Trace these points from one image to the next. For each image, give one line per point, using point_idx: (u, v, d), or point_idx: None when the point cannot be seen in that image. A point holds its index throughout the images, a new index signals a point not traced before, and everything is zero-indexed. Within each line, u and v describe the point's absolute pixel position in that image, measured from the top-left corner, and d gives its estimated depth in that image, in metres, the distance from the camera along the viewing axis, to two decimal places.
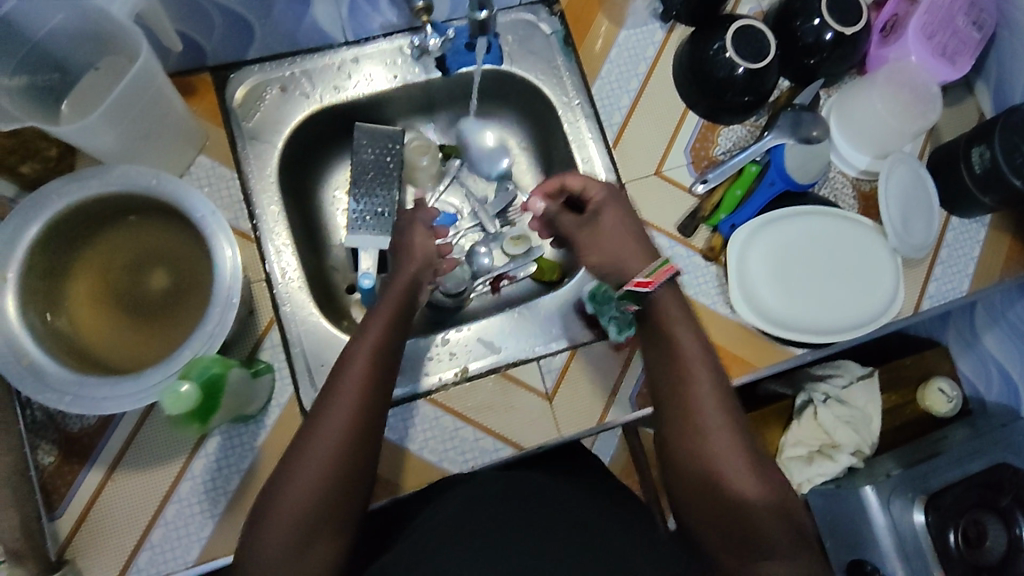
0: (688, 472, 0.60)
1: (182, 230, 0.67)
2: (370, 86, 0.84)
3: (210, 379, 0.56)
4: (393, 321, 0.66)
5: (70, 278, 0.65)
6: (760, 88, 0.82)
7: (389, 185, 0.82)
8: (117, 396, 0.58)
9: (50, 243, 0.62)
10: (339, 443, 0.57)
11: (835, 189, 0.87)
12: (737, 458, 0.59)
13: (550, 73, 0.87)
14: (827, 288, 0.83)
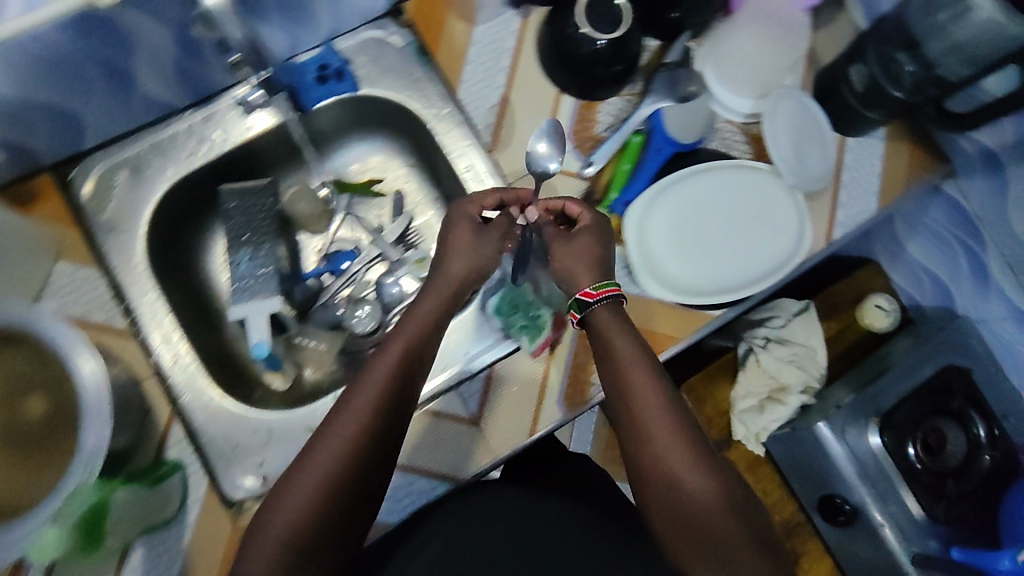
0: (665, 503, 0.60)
1: (36, 354, 0.62)
2: (228, 142, 0.79)
3: (91, 509, 0.61)
4: (419, 347, 0.64)
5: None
6: (626, 55, 0.79)
7: (271, 240, 0.78)
8: (17, 538, 0.59)
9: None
10: (348, 447, 0.57)
11: (724, 139, 0.85)
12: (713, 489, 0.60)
13: (412, 87, 0.82)
14: (734, 242, 0.81)
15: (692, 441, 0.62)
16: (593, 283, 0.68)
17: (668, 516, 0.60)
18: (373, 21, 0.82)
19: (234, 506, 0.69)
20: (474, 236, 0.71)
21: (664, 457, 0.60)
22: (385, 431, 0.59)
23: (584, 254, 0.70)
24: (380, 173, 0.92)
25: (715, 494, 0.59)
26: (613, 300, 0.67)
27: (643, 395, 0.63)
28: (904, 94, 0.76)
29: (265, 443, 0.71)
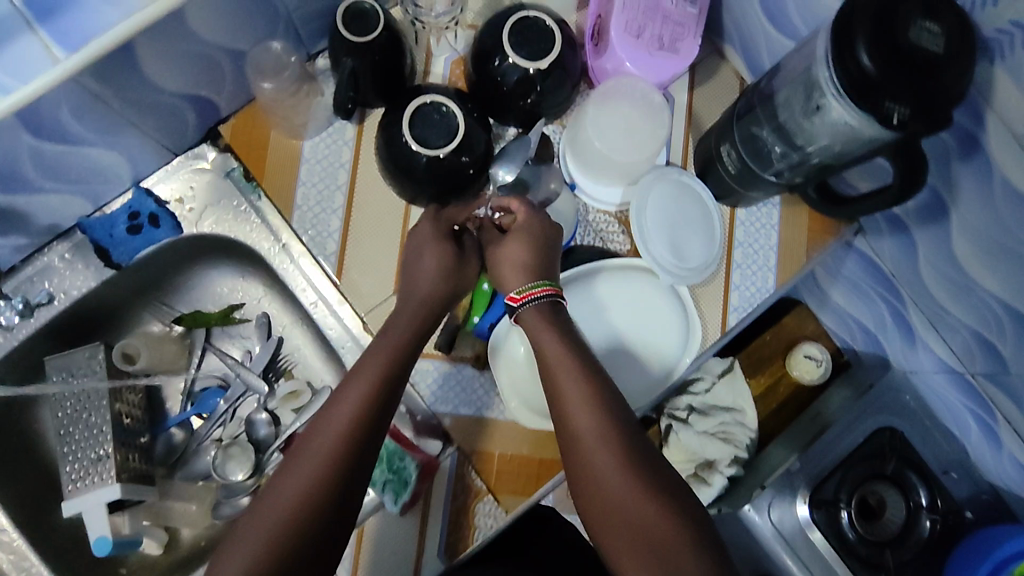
0: (604, 513, 0.55)
1: None
2: (46, 313, 0.73)
3: None
4: (399, 366, 0.60)
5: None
6: (475, 152, 0.69)
7: (99, 426, 0.74)
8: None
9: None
10: (332, 453, 0.54)
11: (599, 232, 0.77)
12: (647, 493, 0.54)
13: (239, 219, 0.76)
14: (622, 347, 0.75)
15: (628, 441, 0.57)
16: (518, 287, 0.66)
17: (609, 526, 0.54)
18: (191, 149, 0.76)
19: None
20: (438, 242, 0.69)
21: (598, 458, 0.56)
22: (356, 458, 0.55)
23: (511, 258, 0.67)
24: (242, 298, 0.84)
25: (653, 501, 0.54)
26: (538, 301, 0.64)
27: (574, 396, 0.59)
28: (778, 178, 0.69)
29: None
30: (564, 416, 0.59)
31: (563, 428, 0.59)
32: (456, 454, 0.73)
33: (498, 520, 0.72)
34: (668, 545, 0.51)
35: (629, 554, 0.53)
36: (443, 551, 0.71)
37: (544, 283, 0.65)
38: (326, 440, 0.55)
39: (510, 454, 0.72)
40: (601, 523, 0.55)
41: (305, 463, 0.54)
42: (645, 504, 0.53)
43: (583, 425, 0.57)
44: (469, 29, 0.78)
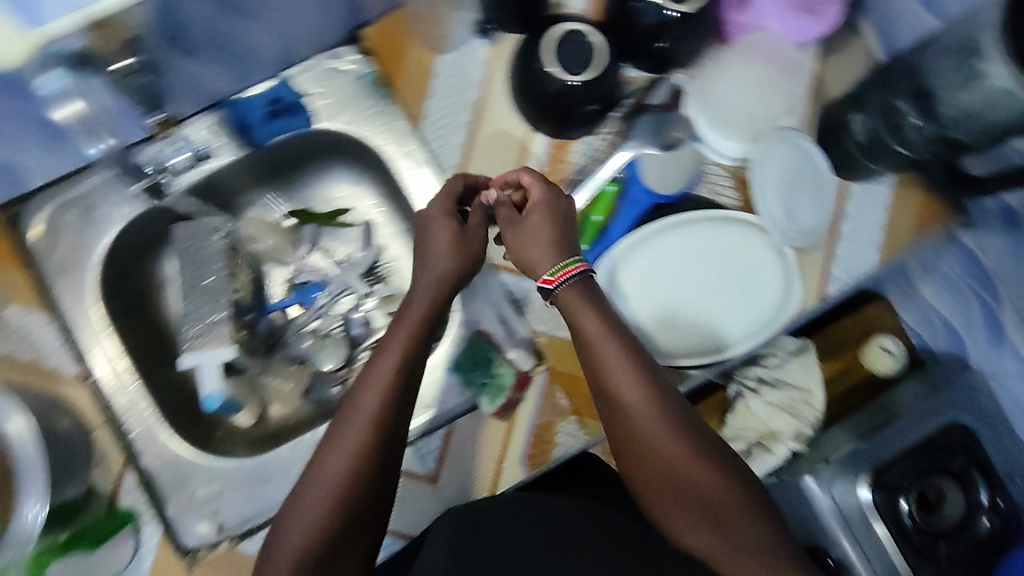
0: (656, 480, 0.59)
1: None
2: (176, 183, 0.76)
3: None
4: (418, 350, 0.62)
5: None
6: (602, 92, 0.71)
7: (215, 299, 0.78)
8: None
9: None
10: (377, 411, 0.57)
11: (711, 184, 0.77)
12: (697, 459, 0.58)
13: (371, 121, 0.77)
14: (718, 297, 0.75)
15: (672, 415, 0.60)
16: (550, 270, 0.65)
17: (662, 490, 0.59)
18: (330, 48, 0.77)
19: (189, 555, 0.70)
20: (453, 241, 0.67)
21: (649, 435, 0.59)
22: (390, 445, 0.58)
23: (538, 237, 0.66)
24: (349, 203, 0.87)
25: (707, 470, 0.58)
26: (575, 278, 0.63)
27: (622, 379, 0.61)
28: (910, 151, 0.71)
29: (219, 492, 0.72)
30: (613, 398, 0.61)
31: (611, 409, 0.61)
32: (546, 374, 0.75)
33: (580, 441, 0.74)
34: (723, 503, 0.57)
35: (683, 513, 0.57)
36: (524, 461, 0.74)
37: (573, 260, 0.65)
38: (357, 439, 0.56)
39: None
40: (652, 487, 0.59)
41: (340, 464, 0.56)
42: (696, 467, 0.58)
43: (635, 405, 0.60)
44: None
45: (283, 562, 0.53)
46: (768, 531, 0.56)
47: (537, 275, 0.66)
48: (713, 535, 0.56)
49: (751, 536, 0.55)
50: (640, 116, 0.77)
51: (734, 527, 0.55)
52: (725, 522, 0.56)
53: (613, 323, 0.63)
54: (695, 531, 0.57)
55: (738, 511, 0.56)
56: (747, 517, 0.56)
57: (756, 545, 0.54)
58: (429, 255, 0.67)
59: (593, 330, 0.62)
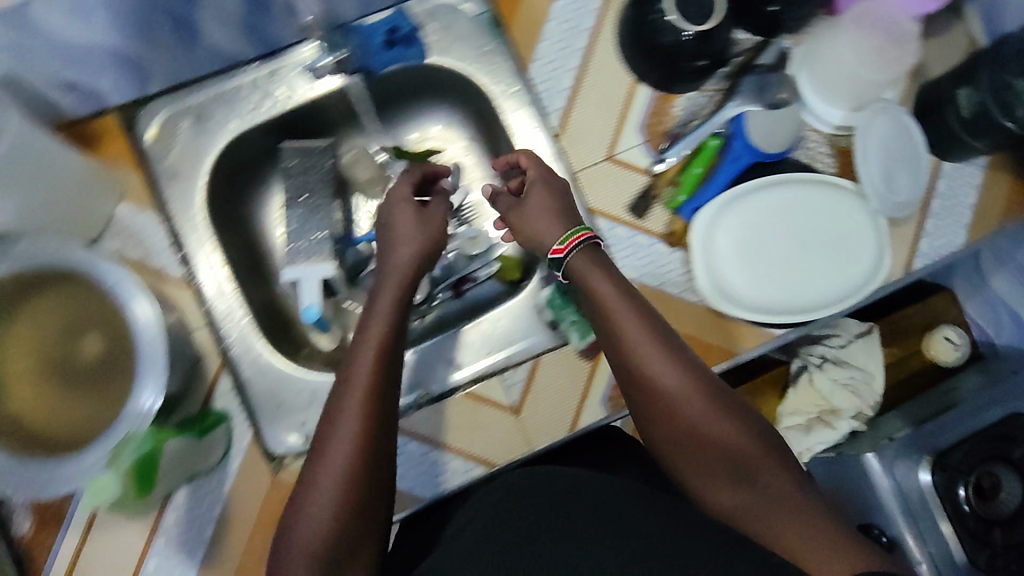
0: (681, 441, 0.59)
1: (86, 288, 0.65)
2: (288, 102, 0.77)
3: (143, 457, 0.63)
4: (394, 340, 0.63)
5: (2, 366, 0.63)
6: (713, 48, 0.73)
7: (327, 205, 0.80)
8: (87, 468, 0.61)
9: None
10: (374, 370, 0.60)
11: (809, 150, 0.78)
12: (721, 416, 0.58)
13: (481, 60, 0.78)
14: (805, 261, 0.74)
15: (697, 377, 0.60)
16: (560, 239, 0.66)
17: (687, 450, 0.59)
18: None
19: (274, 461, 0.72)
20: (417, 222, 0.72)
21: (675, 398, 0.59)
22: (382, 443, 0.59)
23: (541, 210, 0.70)
24: (441, 144, 0.88)
25: (729, 425, 0.58)
26: (582, 245, 0.66)
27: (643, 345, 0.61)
28: (1016, 124, 0.70)
29: (308, 405, 0.73)
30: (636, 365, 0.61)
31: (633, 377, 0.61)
32: None
33: None
34: (748, 458, 0.57)
35: (709, 472, 0.58)
36: (607, 402, 0.75)
37: (579, 229, 0.66)
38: (349, 444, 0.57)
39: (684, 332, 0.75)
40: (677, 449, 0.60)
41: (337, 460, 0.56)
42: (715, 423, 0.58)
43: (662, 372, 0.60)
44: None
45: (310, 515, 0.55)
46: (793, 482, 0.56)
47: (545, 250, 0.68)
48: (734, 489, 0.57)
49: (775, 488, 0.56)
50: (744, 77, 0.77)
51: (759, 479, 0.56)
52: (748, 478, 0.56)
53: (622, 289, 0.63)
54: (721, 488, 0.58)
55: (764, 463, 0.57)
56: (769, 469, 0.56)
57: (781, 495, 0.55)
58: (399, 242, 0.71)
59: (612, 297, 0.62)
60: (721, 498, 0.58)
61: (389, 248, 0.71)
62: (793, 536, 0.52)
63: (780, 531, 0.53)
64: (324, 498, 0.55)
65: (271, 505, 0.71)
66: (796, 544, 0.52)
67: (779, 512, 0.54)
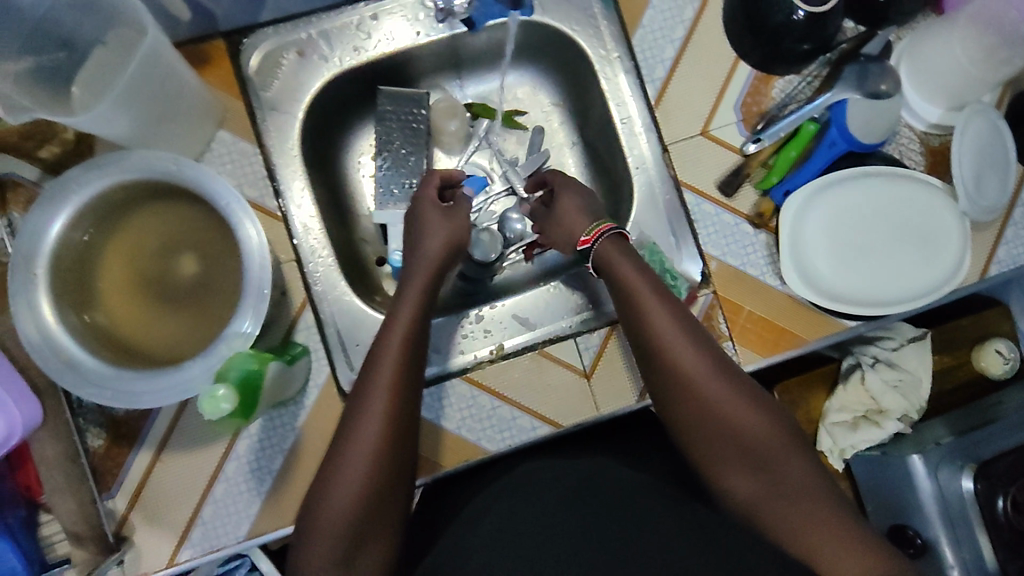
0: (704, 429, 0.61)
1: (191, 203, 0.64)
2: (391, 45, 0.77)
3: (247, 376, 0.56)
4: (417, 333, 0.65)
5: (98, 276, 0.63)
6: (822, 34, 0.73)
7: (421, 149, 0.79)
8: (183, 389, 0.58)
9: (70, 238, 0.60)
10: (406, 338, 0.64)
11: (900, 145, 0.78)
12: (743, 405, 0.61)
13: (586, 23, 0.78)
14: (887, 256, 0.75)
15: (721, 370, 0.62)
16: (587, 231, 0.71)
17: (710, 438, 0.61)
18: None
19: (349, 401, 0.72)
20: (445, 217, 0.72)
21: (703, 386, 0.61)
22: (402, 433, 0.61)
23: (574, 209, 0.73)
24: (526, 106, 0.88)
25: (749, 415, 0.60)
26: (612, 236, 0.69)
27: (673, 338, 0.62)
28: None
29: None
30: (667, 355, 0.62)
31: (662, 366, 0.63)
32: (711, 296, 0.76)
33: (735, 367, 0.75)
34: (768, 448, 0.60)
35: (726, 460, 0.61)
36: None
37: (604, 223, 0.70)
38: (370, 434, 0.59)
39: (759, 314, 0.76)
40: (699, 437, 0.62)
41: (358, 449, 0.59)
42: (735, 412, 0.61)
43: (692, 365, 0.62)
44: None
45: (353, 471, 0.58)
46: (808, 470, 0.59)
47: (576, 239, 0.72)
48: (750, 475, 0.60)
49: (791, 477, 0.59)
50: (847, 63, 0.76)
51: (777, 467, 0.59)
52: (766, 465, 0.59)
53: (647, 279, 0.66)
54: (740, 475, 0.60)
55: (782, 453, 0.60)
56: (787, 458, 0.59)
57: (797, 484, 0.58)
58: (426, 236, 0.71)
59: (640, 285, 0.65)
60: (737, 485, 0.60)
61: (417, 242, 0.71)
62: (806, 524, 0.57)
63: (795, 519, 0.57)
64: (362, 451, 0.59)
65: None
66: (809, 532, 0.56)
67: (793, 501, 0.58)
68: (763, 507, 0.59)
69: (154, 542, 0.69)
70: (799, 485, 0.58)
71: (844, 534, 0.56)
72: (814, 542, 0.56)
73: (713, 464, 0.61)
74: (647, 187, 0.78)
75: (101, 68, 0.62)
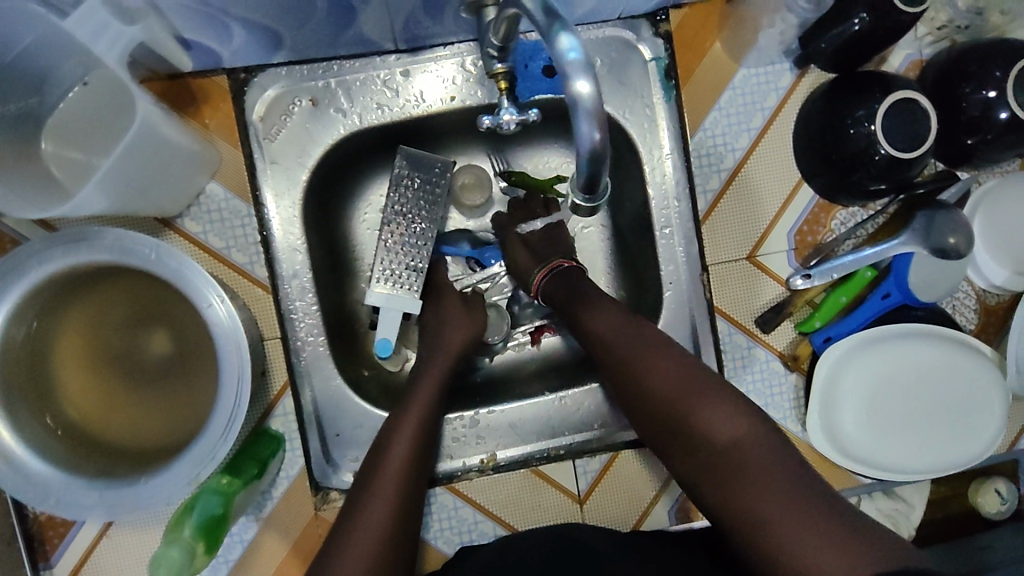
0: (673, 443, 0.55)
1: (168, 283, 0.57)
2: (421, 108, 0.68)
3: (202, 527, 0.59)
4: (422, 446, 0.61)
5: (52, 358, 0.56)
6: (902, 178, 0.64)
7: (434, 222, 0.70)
8: (142, 502, 0.52)
9: (15, 332, 0.53)
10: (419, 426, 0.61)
11: (955, 300, 0.72)
12: (702, 402, 0.54)
13: (641, 114, 0.69)
14: (922, 419, 0.69)
15: (679, 373, 0.56)
16: (532, 279, 0.68)
17: (681, 455, 0.55)
18: (627, 18, 0.68)
19: (320, 494, 0.67)
20: (465, 314, 0.69)
21: (654, 389, 0.56)
22: (410, 519, 0.57)
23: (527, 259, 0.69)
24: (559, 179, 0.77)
25: (710, 415, 0.53)
26: (557, 271, 0.67)
27: (638, 350, 0.59)
28: None
29: (367, 441, 0.68)
30: (629, 367, 0.58)
31: (627, 385, 0.59)
32: None
33: None
34: (743, 449, 0.51)
35: (699, 475, 0.53)
36: (674, 513, 0.70)
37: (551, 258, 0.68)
38: (376, 513, 0.55)
39: None
40: (672, 454, 0.56)
41: (357, 537, 0.54)
42: (694, 414, 0.54)
43: (656, 373, 0.57)
44: (948, 39, 0.72)
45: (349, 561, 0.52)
46: (779, 458, 0.51)
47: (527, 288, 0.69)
48: (721, 487, 0.51)
49: (767, 481, 0.49)
50: (918, 210, 0.68)
51: (750, 470, 0.50)
52: (740, 469, 0.51)
53: (601, 301, 0.63)
54: (714, 489, 0.52)
55: (758, 452, 0.51)
56: (758, 457, 0.51)
57: (777, 484, 0.49)
58: (445, 335, 0.67)
59: (586, 303, 0.63)
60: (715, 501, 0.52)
61: (437, 338, 0.67)
62: (773, 514, 0.48)
63: (776, 526, 0.47)
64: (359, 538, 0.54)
65: (304, 541, 0.67)
66: (789, 535, 0.46)
67: (771, 505, 0.48)
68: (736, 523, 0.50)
69: None
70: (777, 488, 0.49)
71: (816, 518, 0.46)
72: (801, 553, 0.46)
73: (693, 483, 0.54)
74: (676, 308, 0.70)
75: (91, 121, 0.55)
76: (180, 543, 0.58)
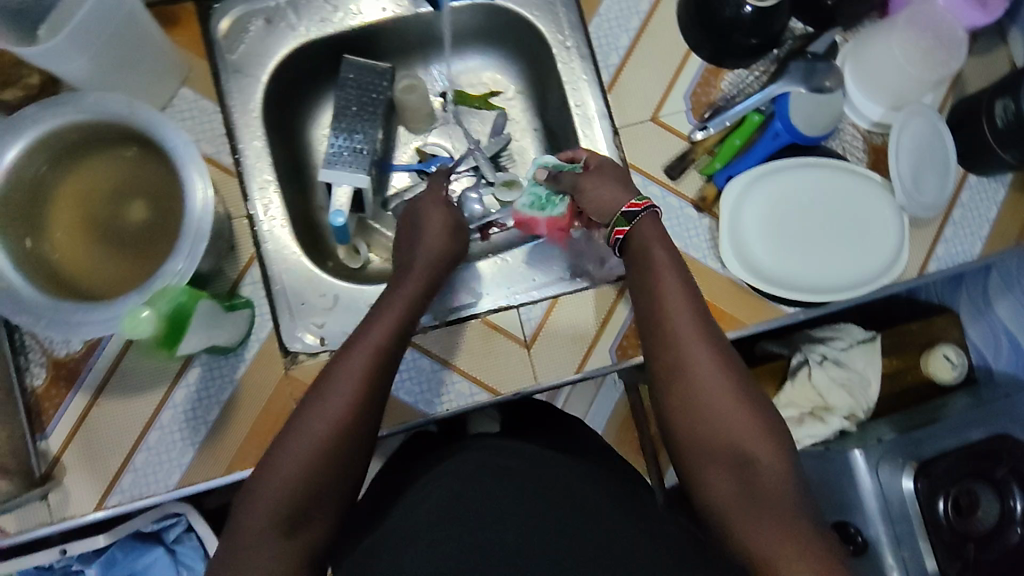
0: (699, 436, 0.59)
1: (143, 153, 0.67)
2: (359, 19, 0.80)
3: (178, 308, 0.58)
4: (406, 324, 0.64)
5: (46, 219, 0.66)
6: (769, 29, 0.75)
7: (373, 120, 0.80)
8: (115, 318, 0.60)
9: (23, 174, 0.63)
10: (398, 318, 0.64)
11: (844, 142, 0.81)
12: (733, 401, 0.59)
13: (545, 9, 0.82)
14: (825, 249, 0.78)
15: (722, 367, 0.60)
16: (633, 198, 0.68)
17: (695, 428, 0.59)
18: None
19: (289, 356, 0.74)
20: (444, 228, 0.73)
21: (691, 370, 0.60)
22: (374, 406, 0.59)
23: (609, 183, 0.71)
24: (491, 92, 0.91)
25: (736, 416, 0.58)
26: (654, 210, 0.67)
27: (686, 330, 0.61)
28: None
29: (329, 308, 0.77)
30: (674, 356, 0.61)
31: (668, 358, 0.61)
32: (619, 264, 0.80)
33: None
34: (761, 459, 0.57)
35: (707, 452, 0.59)
36: (615, 350, 0.77)
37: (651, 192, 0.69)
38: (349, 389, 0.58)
39: (703, 297, 0.77)
40: (688, 442, 0.60)
41: (329, 406, 0.57)
42: (725, 403, 0.59)
43: (700, 364, 0.60)
44: None
45: (320, 431, 0.56)
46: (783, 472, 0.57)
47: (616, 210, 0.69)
48: (723, 472, 0.58)
49: (766, 486, 0.56)
50: (793, 60, 0.79)
51: (755, 473, 0.57)
52: (744, 463, 0.57)
53: (657, 263, 0.64)
54: (717, 472, 0.58)
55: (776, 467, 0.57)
56: (764, 461, 0.57)
57: (773, 497, 0.56)
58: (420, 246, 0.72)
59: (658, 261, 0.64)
60: (710, 480, 0.58)
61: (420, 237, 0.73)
62: (761, 519, 0.55)
63: (755, 529, 0.55)
64: (331, 413, 0.57)
65: (276, 401, 0.72)
66: (768, 534, 0.54)
67: (759, 512, 0.55)
68: (730, 506, 0.57)
69: (83, 485, 0.70)
70: (771, 494, 0.56)
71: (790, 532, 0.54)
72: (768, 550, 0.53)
73: (699, 455, 0.59)
74: None
75: (62, 9, 0.63)
76: (155, 308, 0.56)
